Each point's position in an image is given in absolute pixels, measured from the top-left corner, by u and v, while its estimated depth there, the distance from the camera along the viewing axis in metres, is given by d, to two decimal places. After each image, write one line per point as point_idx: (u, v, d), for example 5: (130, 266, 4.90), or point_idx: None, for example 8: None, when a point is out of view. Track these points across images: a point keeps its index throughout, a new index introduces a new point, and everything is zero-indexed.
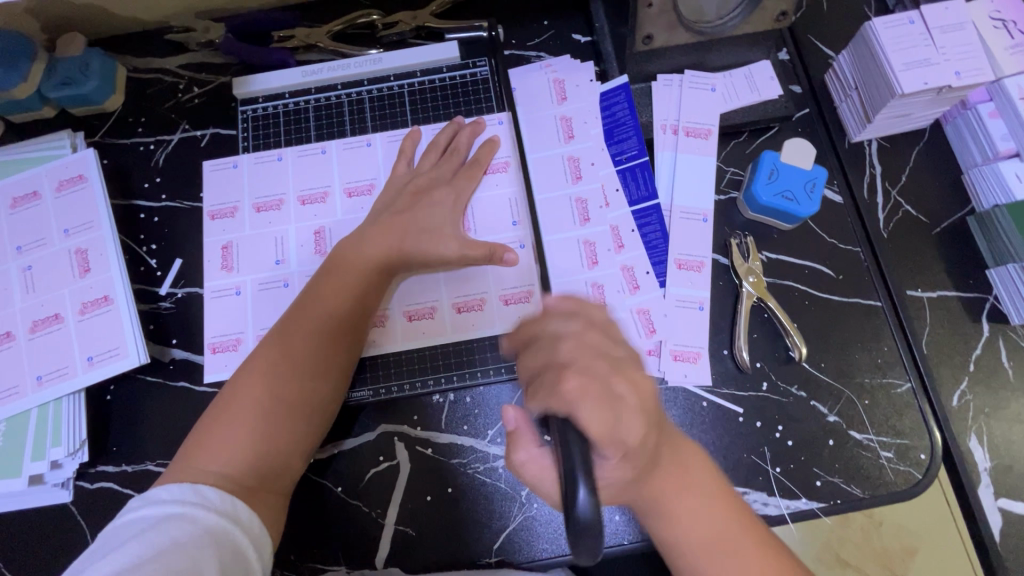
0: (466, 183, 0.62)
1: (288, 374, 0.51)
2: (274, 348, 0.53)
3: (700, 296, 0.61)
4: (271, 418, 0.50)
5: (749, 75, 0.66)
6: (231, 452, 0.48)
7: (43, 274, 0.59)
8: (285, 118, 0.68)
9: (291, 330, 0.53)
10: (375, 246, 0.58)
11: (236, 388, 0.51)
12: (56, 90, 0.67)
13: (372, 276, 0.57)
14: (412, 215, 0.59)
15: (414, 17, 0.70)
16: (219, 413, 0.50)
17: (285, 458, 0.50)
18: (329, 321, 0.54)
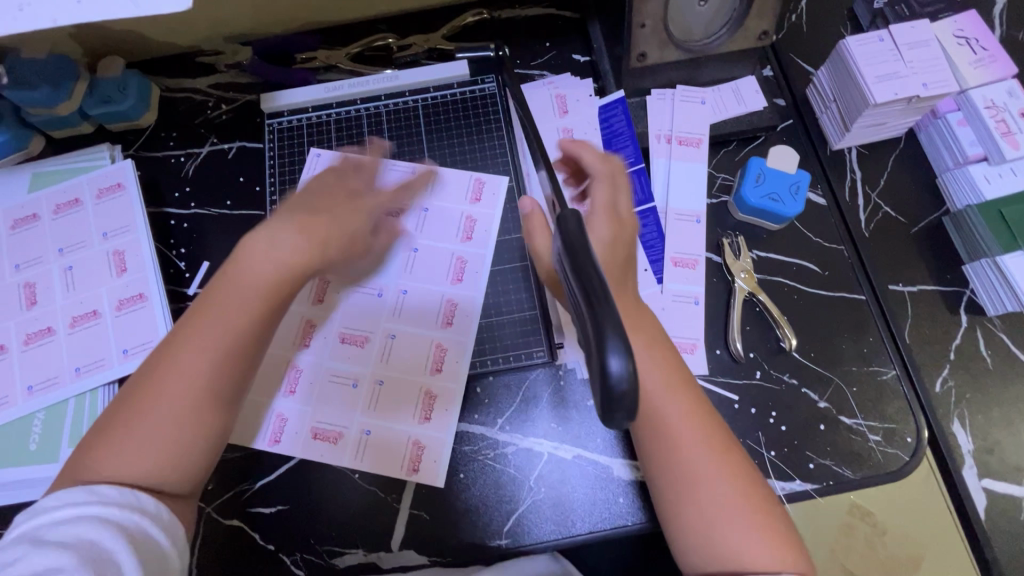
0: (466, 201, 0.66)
1: (189, 390, 0.45)
2: (172, 361, 0.46)
3: (696, 291, 0.66)
4: (175, 433, 0.45)
5: (737, 89, 0.72)
6: (129, 462, 0.44)
7: (83, 274, 0.64)
8: (309, 130, 0.73)
9: (195, 341, 0.46)
10: (280, 247, 0.47)
11: (137, 392, 0.46)
12: (97, 107, 0.73)
13: (270, 285, 0.47)
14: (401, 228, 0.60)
15: (426, 40, 0.77)
16: (121, 416, 0.45)
17: (195, 470, 0.47)
18: (235, 339, 0.46)
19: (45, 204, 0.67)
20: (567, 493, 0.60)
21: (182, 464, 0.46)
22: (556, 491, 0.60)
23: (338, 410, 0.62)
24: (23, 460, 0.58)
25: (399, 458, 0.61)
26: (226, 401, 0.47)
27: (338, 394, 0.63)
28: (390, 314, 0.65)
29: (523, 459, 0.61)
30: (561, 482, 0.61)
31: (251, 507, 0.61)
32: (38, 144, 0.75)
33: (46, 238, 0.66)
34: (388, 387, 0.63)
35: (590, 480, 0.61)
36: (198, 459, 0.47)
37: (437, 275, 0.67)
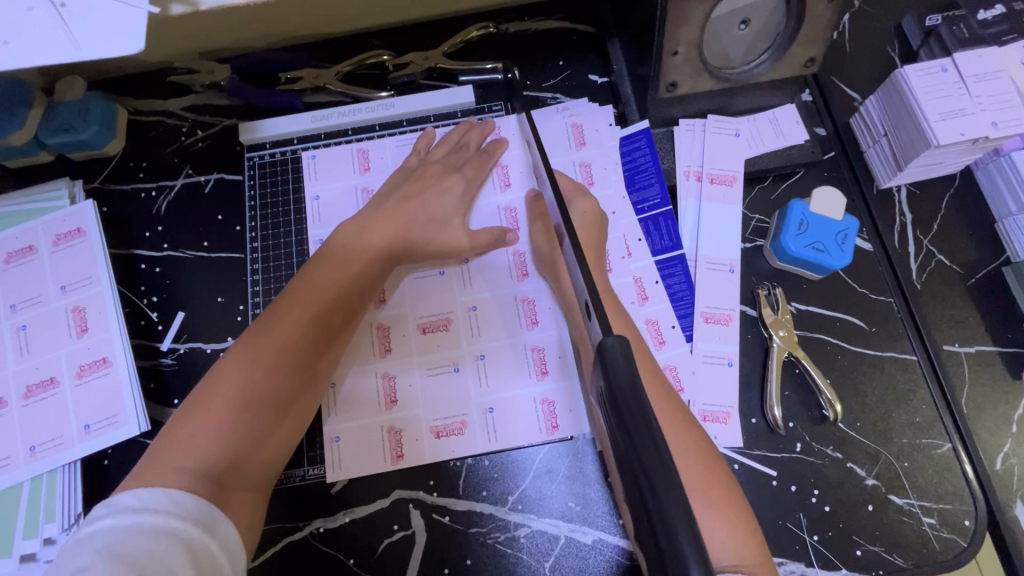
0: (473, 171, 0.61)
1: (273, 372, 0.49)
2: (254, 347, 0.49)
3: (729, 351, 0.59)
4: (253, 418, 0.48)
5: (775, 120, 0.64)
6: (208, 449, 0.45)
7: (39, 334, 0.56)
8: (293, 166, 0.65)
9: (281, 328, 0.51)
10: (368, 246, 0.56)
11: (215, 381, 0.48)
12: (55, 135, 0.65)
13: (358, 282, 0.55)
14: (425, 202, 0.59)
15: (426, 58, 0.68)
16: (196, 403, 0.47)
17: (268, 455, 0.49)
18: (317, 324, 0.52)
19: None
20: None
21: (258, 448, 0.48)
22: None
23: (428, 407, 0.58)
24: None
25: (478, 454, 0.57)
26: (302, 386, 0.52)
27: (422, 392, 0.58)
28: (467, 328, 0.59)
29: (536, 544, 0.55)
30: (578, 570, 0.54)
31: None
32: None
33: None
34: (510, 397, 0.58)
35: (606, 563, 0.54)
36: (270, 442, 0.49)
37: (501, 275, 0.60)
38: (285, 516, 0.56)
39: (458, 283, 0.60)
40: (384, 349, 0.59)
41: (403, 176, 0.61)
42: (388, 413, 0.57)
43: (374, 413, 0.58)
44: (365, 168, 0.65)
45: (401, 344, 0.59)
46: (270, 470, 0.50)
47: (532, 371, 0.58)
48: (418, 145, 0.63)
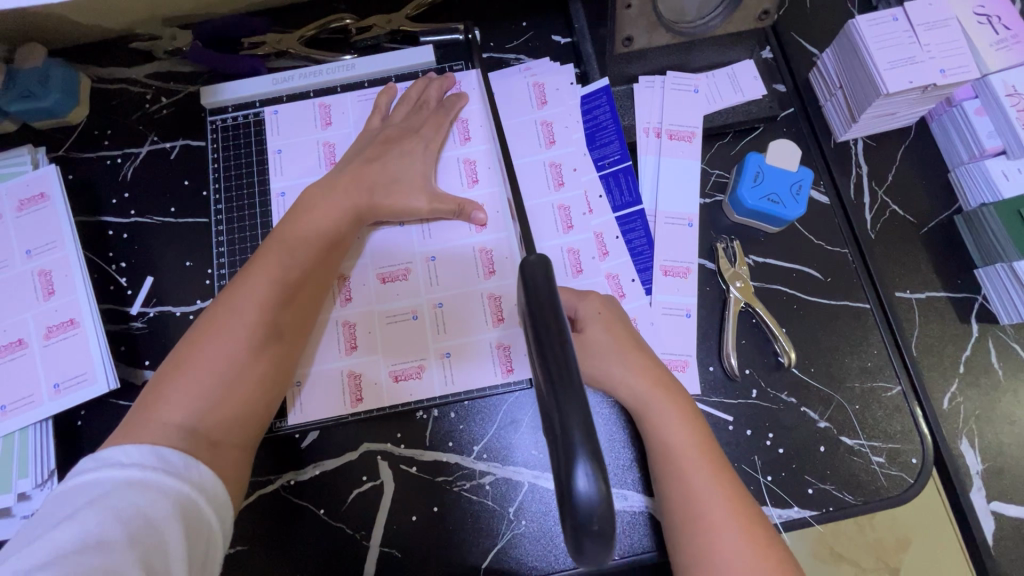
0: (434, 130, 0.61)
1: (250, 330, 0.49)
2: (228, 306, 0.50)
3: (687, 303, 0.60)
4: (235, 373, 0.48)
5: (733, 75, 0.65)
6: (191, 405, 0.45)
7: (7, 298, 0.57)
8: (257, 128, 0.65)
9: (252, 285, 0.51)
10: (333, 204, 0.56)
11: (192, 342, 0.48)
12: (17, 103, 0.65)
13: (328, 238, 0.55)
14: (389, 162, 0.59)
15: (389, 21, 0.68)
16: (175, 365, 0.47)
17: (255, 411, 0.49)
18: (289, 281, 0.52)
19: None
20: (548, 526, 0.56)
21: (243, 404, 0.48)
22: (539, 523, 0.56)
23: (392, 353, 0.58)
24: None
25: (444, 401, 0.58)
26: (281, 341, 0.52)
27: (385, 340, 0.59)
28: (425, 278, 0.60)
29: (501, 491, 0.57)
30: (543, 514, 0.56)
31: None
32: None
33: None
34: (467, 342, 0.58)
35: None
36: (257, 398, 0.49)
37: (459, 227, 0.61)
38: (257, 470, 0.57)
39: (416, 237, 0.61)
40: (344, 299, 0.59)
41: (368, 139, 0.61)
42: (349, 358, 0.58)
43: (335, 359, 0.58)
44: (328, 122, 0.65)
45: (362, 293, 0.60)
46: (257, 426, 0.50)
47: (487, 319, 0.59)
48: (379, 102, 0.63)
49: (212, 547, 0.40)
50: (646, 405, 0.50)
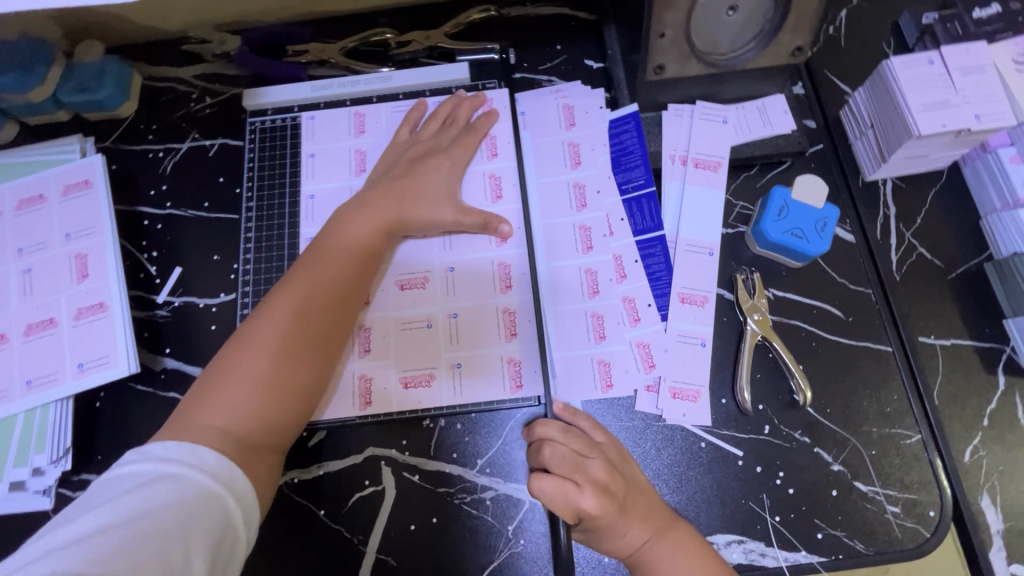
0: (462, 148, 0.62)
1: (287, 339, 0.50)
2: (266, 315, 0.50)
3: (702, 332, 0.60)
4: (272, 381, 0.48)
5: (763, 109, 0.65)
6: (228, 409, 0.46)
7: (43, 278, 0.59)
8: (293, 132, 0.64)
9: (294, 293, 0.52)
10: (373, 214, 0.57)
11: (232, 350, 0.49)
12: (73, 94, 0.69)
13: (367, 249, 0.56)
14: (415, 178, 0.59)
15: (427, 37, 0.71)
16: (214, 371, 0.48)
17: (290, 419, 0.50)
18: (328, 290, 0.53)
19: (8, 198, 0.63)
20: (547, 549, 0.55)
21: (280, 411, 0.49)
22: (538, 544, 0.55)
23: (408, 359, 0.59)
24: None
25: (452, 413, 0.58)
26: (318, 351, 0.51)
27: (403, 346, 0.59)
28: (443, 288, 0.60)
29: (501, 507, 0.56)
30: (543, 535, 0.55)
31: None
32: (8, 130, 0.71)
33: (7, 235, 0.61)
34: (479, 354, 0.58)
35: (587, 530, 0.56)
36: (292, 407, 0.49)
37: (480, 240, 0.61)
38: None
39: (433, 243, 0.61)
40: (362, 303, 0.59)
41: (395, 153, 0.62)
42: (361, 361, 0.58)
43: (349, 360, 0.59)
44: (361, 131, 0.64)
45: (380, 299, 0.60)
46: (291, 435, 0.50)
47: (500, 333, 0.58)
48: (411, 116, 0.64)
49: (236, 549, 0.41)
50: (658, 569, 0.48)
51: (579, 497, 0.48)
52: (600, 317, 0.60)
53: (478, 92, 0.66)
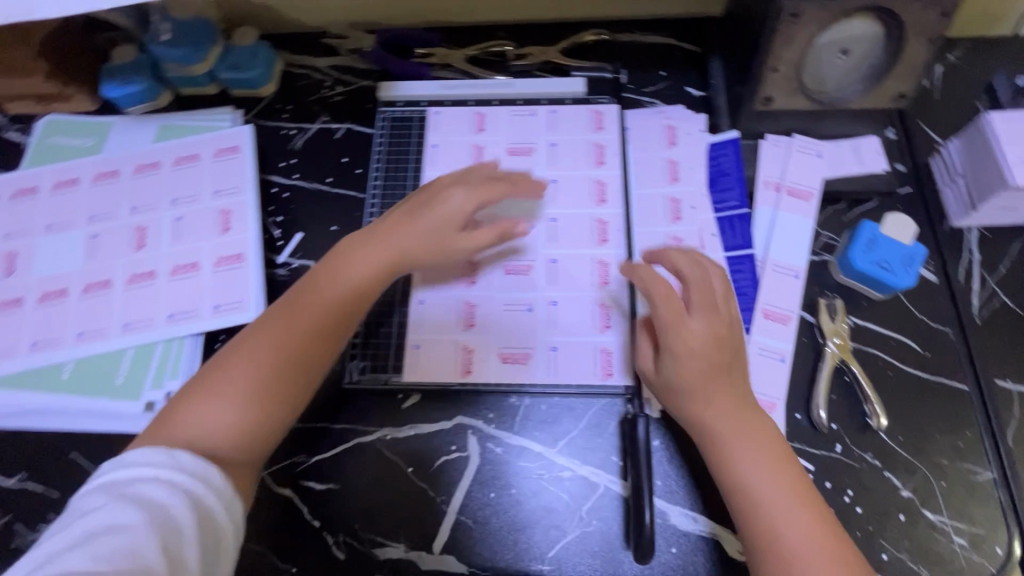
0: (484, 192, 0.56)
1: (217, 363, 0.50)
2: (263, 341, 0.51)
3: (782, 348, 0.63)
4: (216, 407, 0.49)
5: (858, 148, 0.69)
6: (208, 425, 0.48)
7: (191, 226, 0.67)
8: (420, 123, 0.71)
9: (296, 312, 0.53)
10: (372, 256, 0.56)
11: (210, 364, 0.51)
12: (227, 71, 0.78)
13: (363, 289, 0.55)
14: (433, 213, 0.56)
15: (544, 52, 0.79)
16: (201, 382, 0.50)
17: (250, 450, 0.49)
18: (304, 321, 0.53)
19: (167, 154, 0.71)
20: (618, 532, 0.58)
21: (245, 441, 0.49)
22: (609, 526, 0.58)
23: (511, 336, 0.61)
24: (105, 390, 0.60)
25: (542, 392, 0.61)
26: (268, 386, 0.50)
27: (508, 324, 0.61)
28: (546, 276, 0.63)
29: (577, 487, 0.60)
30: (614, 518, 0.59)
31: (303, 480, 0.61)
32: (165, 99, 0.80)
33: (163, 185, 0.69)
34: (576, 340, 0.60)
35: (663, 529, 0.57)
36: (273, 433, 0.50)
37: (583, 236, 0.64)
38: (362, 418, 0.63)
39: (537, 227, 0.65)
40: (470, 281, 0.64)
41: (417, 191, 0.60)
42: (466, 334, 0.62)
43: (453, 332, 0.62)
44: (481, 129, 0.71)
45: (486, 279, 0.64)
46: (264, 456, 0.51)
47: (595, 323, 0.61)
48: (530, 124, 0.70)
49: (222, 559, 0.43)
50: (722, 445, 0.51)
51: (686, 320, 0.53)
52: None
53: (591, 107, 0.71)
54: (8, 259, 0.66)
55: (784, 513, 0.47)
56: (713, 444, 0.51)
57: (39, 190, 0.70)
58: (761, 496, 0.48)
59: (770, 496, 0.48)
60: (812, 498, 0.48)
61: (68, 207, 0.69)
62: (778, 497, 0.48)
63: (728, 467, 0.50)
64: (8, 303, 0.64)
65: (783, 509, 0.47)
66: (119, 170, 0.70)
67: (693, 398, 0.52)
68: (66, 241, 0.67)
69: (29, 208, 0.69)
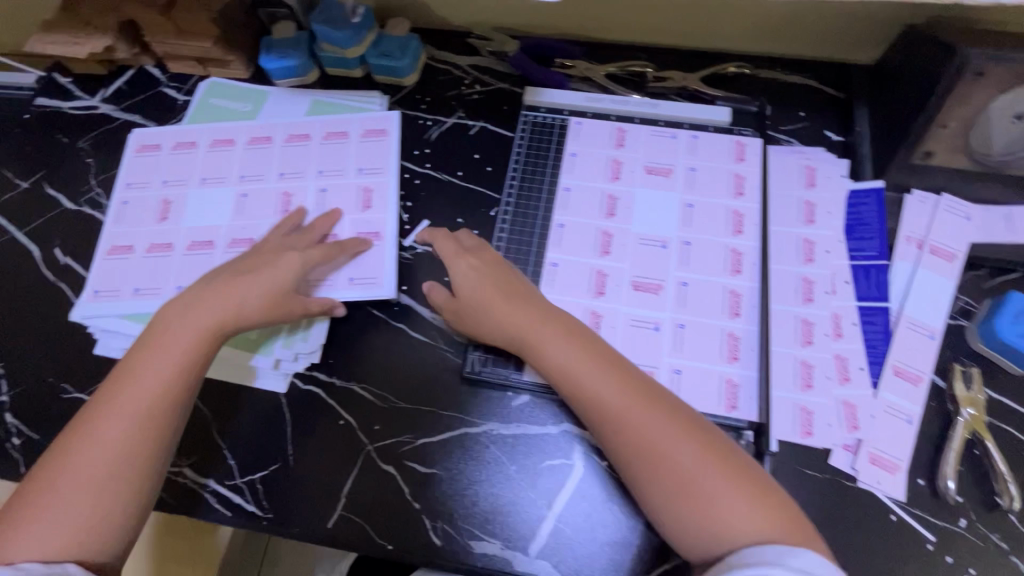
0: (317, 253, 0.65)
1: (81, 436, 0.54)
2: (101, 417, 0.54)
3: (911, 409, 0.60)
4: (66, 500, 0.51)
5: (1010, 217, 0.66)
6: (29, 548, 0.49)
7: (335, 198, 0.72)
8: (560, 130, 0.73)
9: (107, 426, 0.54)
10: (213, 300, 0.60)
11: (52, 458, 0.53)
12: (377, 58, 0.81)
13: (204, 329, 0.59)
14: (262, 276, 0.62)
15: (684, 78, 0.78)
16: (41, 489, 0.52)
17: (109, 519, 0.52)
18: (149, 403, 0.55)
19: (319, 129, 0.76)
20: None
21: (94, 509, 0.51)
22: None
23: (640, 352, 0.60)
24: (246, 347, 0.67)
25: None
26: (121, 457, 0.53)
27: (639, 339, 0.61)
28: (675, 298, 0.62)
29: None
30: None
31: (406, 462, 0.62)
32: (312, 76, 0.84)
33: (313, 157, 0.75)
34: (700, 367, 0.59)
35: None
36: (134, 491, 0.53)
37: (716, 265, 0.64)
38: (467, 410, 0.64)
39: (667, 242, 0.65)
40: (597, 292, 0.64)
41: (246, 254, 0.66)
42: None
43: None
44: (620, 144, 0.71)
45: (614, 292, 0.63)
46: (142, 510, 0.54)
47: (722, 355, 0.60)
48: (673, 146, 0.70)
49: None
50: (642, 448, 0.51)
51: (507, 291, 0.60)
52: (810, 366, 0.62)
53: (734, 137, 0.71)
54: (163, 206, 0.73)
55: (717, 503, 0.49)
56: (629, 439, 0.52)
57: (197, 146, 0.76)
58: (698, 491, 0.49)
59: (709, 488, 0.49)
60: (776, 506, 0.49)
61: (221, 164, 0.75)
62: (720, 493, 0.49)
63: (660, 459, 0.50)
64: (158, 247, 0.70)
65: (715, 500, 0.49)
66: (271, 137, 0.76)
67: (579, 383, 0.54)
68: (217, 196, 0.73)
69: (187, 161, 0.75)
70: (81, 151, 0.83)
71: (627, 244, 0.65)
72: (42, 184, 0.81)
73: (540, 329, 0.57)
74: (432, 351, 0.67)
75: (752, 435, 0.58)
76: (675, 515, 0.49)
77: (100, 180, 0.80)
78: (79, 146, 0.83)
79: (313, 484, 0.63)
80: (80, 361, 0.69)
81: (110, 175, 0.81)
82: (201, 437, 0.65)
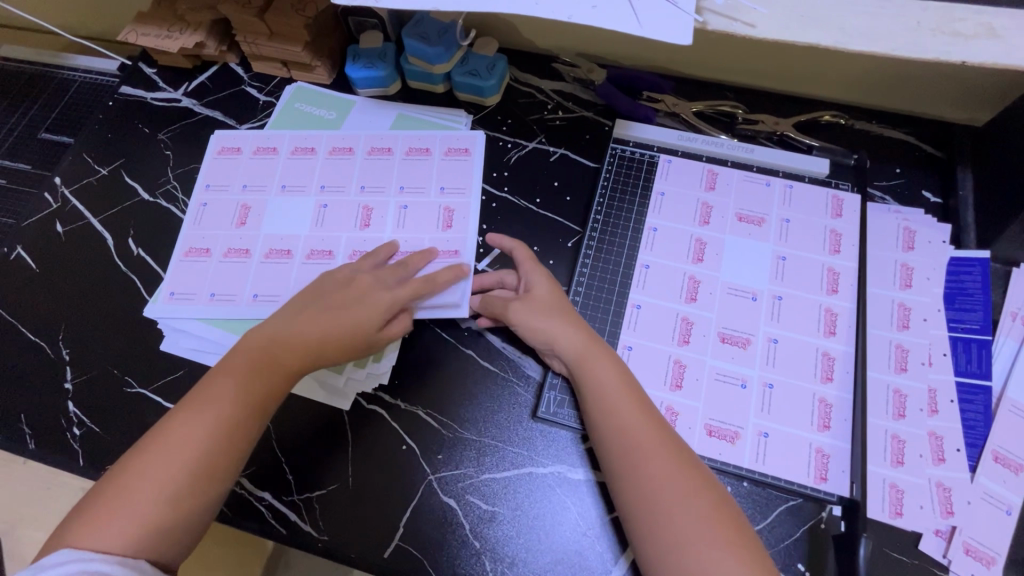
0: (408, 293, 0.61)
1: (162, 441, 0.51)
2: (184, 412, 0.53)
3: (1010, 500, 0.57)
4: (142, 500, 0.49)
5: None
6: (94, 535, 0.47)
7: (415, 214, 0.71)
8: (648, 167, 0.73)
9: (186, 423, 0.52)
10: (309, 313, 0.58)
11: (132, 450, 0.52)
12: (463, 76, 0.78)
13: (294, 340, 0.57)
14: (348, 317, 0.58)
15: (776, 123, 0.75)
16: (116, 488, 0.49)
17: (177, 528, 0.50)
18: (230, 408, 0.53)
19: (401, 143, 0.75)
20: None
21: (164, 516, 0.49)
22: None
23: (728, 409, 0.60)
24: (331, 369, 0.65)
25: (744, 475, 0.58)
26: (200, 468, 0.51)
27: (726, 394, 0.60)
28: (763, 354, 0.62)
29: None
30: None
31: (468, 496, 0.60)
32: (394, 88, 0.82)
33: (392, 172, 0.74)
34: (788, 431, 0.59)
35: None
36: (203, 494, 0.51)
37: (809, 325, 0.63)
38: (536, 449, 0.62)
39: (756, 291, 0.65)
40: (682, 339, 0.63)
41: (329, 286, 0.61)
42: (671, 394, 0.61)
43: (658, 388, 0.61)
44: (710, 187, 0.71)
45: (700, 342, 0.63)
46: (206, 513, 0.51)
47: (813, 421, 0.59)
48: (767, 195, 0.70)
49: None
50: (662, 497, 0.50)
51: (565, 323, 0.60)
52: (901, 442, 0.58)
53: (831, 190, 0.70)
54: (242, 211, 0.72)
55: (706, 557, 0.47)
56: (634, 471, 0.52)
57: (278, 152, 0.76)
58: (681, 536, 0.48)
59: (703, 541, 0.48)
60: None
61: (301, 172, 0.74)
62: (710, 545, 0.48)
63: (660, 498, 0.50)
64: (236, 252, 0.70)
65: (704, 551, 0.48)
66: (353, 148, 0.75)
67: (602, 407, 0.55)
68: (297, 204, 0.72)
69: (267, 166, 0.75)
70: (161, 143, 0.83)
71: (715, 292, 0.65)
72: (121, 172, 0.82)
73: (601, 364, 0.57)
74: (501, 383, 0.65)
75: (839, 510, 0.56)
76: (659, 559, 0.49)
77: (177, 173, 0.80)
78: (159, 137, 0.83)
79: (371, 517, 0.60)
80: (147, 355, 0.69)
81: (187, 170, 0.80)
82: (260, 448, 0.63)
